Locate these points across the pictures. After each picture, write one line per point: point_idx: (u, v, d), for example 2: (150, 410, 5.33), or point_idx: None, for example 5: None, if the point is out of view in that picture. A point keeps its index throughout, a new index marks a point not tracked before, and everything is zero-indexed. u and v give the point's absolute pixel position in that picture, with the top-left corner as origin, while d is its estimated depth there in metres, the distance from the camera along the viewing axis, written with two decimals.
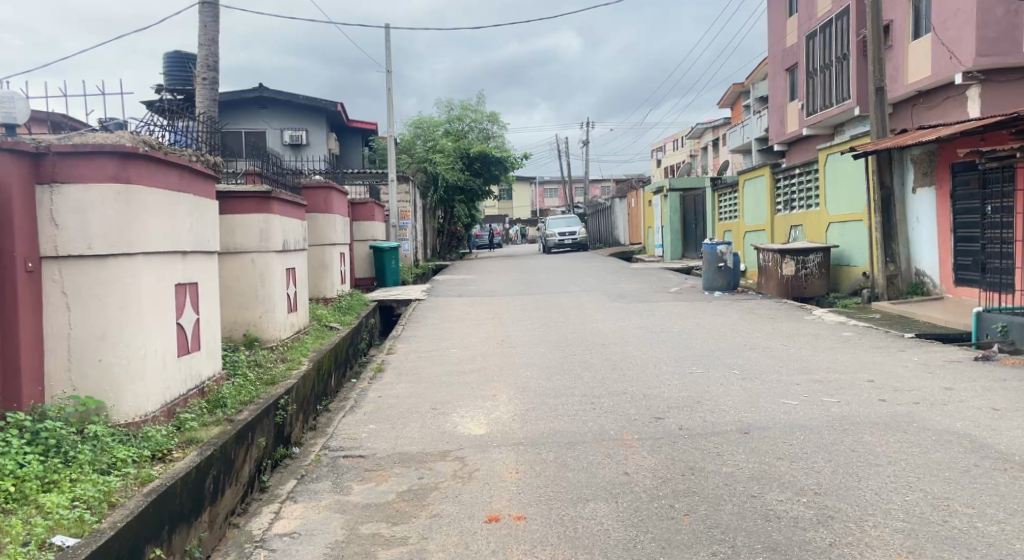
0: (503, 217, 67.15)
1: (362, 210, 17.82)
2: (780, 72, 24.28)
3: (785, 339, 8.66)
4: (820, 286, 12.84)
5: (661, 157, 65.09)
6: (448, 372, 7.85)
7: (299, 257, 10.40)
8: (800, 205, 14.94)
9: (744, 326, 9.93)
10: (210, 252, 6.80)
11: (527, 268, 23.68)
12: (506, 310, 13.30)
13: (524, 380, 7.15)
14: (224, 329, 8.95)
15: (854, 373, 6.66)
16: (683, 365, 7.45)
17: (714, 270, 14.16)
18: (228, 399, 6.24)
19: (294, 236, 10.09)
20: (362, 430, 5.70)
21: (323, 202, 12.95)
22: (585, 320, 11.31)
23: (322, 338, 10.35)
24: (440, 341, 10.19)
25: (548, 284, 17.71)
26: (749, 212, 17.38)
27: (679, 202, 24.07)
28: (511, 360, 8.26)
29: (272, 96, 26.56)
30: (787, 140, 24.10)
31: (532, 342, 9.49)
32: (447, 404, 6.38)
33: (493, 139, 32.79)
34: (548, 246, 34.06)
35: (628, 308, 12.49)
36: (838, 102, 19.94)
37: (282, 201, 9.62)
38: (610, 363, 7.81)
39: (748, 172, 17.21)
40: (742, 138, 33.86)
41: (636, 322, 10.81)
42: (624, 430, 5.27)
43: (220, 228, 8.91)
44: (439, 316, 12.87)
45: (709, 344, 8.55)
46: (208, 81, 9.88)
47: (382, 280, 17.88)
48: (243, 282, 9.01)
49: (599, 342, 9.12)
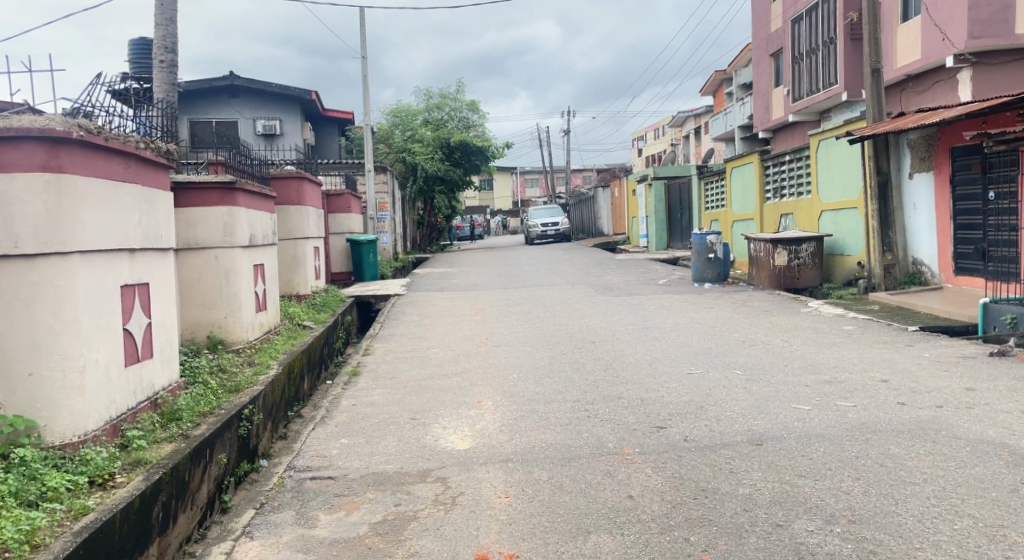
0: (485, 209, 66.58)
1: (338, 201, 17.13)
2: (765, 57, 23.84)
3: (786, 335, 8.19)
4: (813, 277, 12.41)
5: (643, 146, 64.71)
6: (428, 376, 7.29)
7: (269, 253, 9.79)
8: (790, 193, 14.49)
9: (740, 320, 9.46)
10: (163, 249, 6.20)
11: (510, 260, 23.14)
12: (489, 305, 12.76)
13: (511, 384, 6.63)
14: (186, 331, 8.35)
15: (866, 372, 6.19)
16: (680, 365, 6.96)
17: (703, 261, 13.70)
18: (185, 412, 5.70)
19: (262, 230, 9.50)
20: (332, 447, 5.14)
21: (295, 193, 12.34)
22: (572, 315, 10.80)
23: (294, 338, 9.78)
24: (420, 340, 9.61)
25: (531, 277, 17.19)
26: (737, 201, 16.95)
27: (664, 191, 23.61)
28: (496, 362, 7.72)
29: (245, 85, 25.89)
30: (772, 127, 23.70)
31: (518, 340, 8.96)
32: (427, 414, 5.84)
33: (473, 128, 32.20)
34: (531, 237, 33.52)
35: (617, 301, 12.00)
36: (825, 88, 19.53)
37: (249, 192, 9.02)
38: (602, 364, 7.30)
39: (735, 159, 16.76)
40: (725, 126, 33.46)
41: (626, 317, 10.31)
42: (624, 443, 4.76)
43: (180, 222, 8.29)
44: (419, 312, 12.29)
45: (706, 341, 8.07)
46: (167, 64, 9.27)
47: (360, 274, 17.28)
48: (205, 281, 8.40)
49: (589, 340, 8.61)
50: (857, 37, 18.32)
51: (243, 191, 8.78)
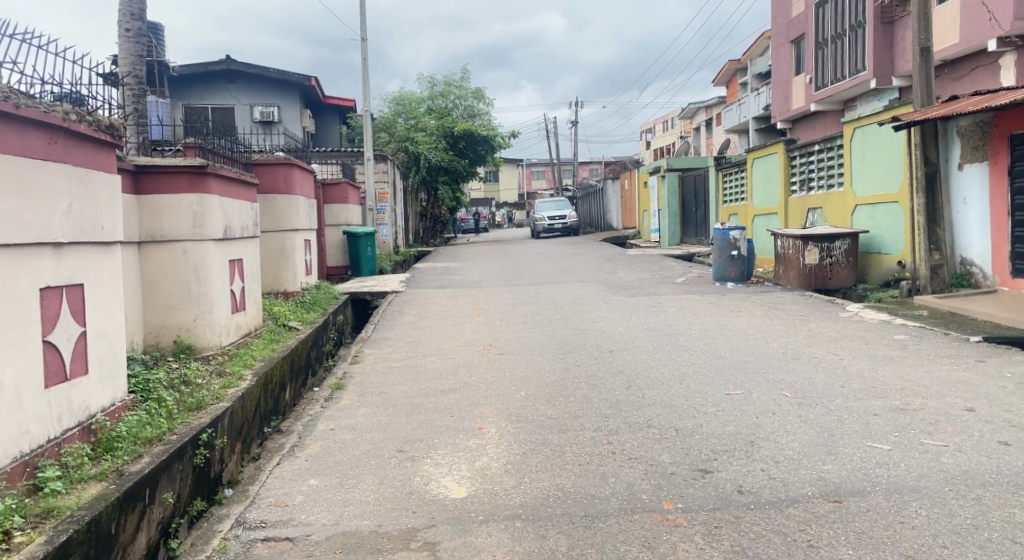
0: (490, 201, 65.54)
1: (335, 191, 16.16)
2: (784, 44, 22.77)
3: (832, 346, 7.18)
4: (847, 277, 11.39)
5: (652, 138, 63.61)
6: (423, 393, 6.29)
7: (248, 247, 8.78)
8: (819, 186, 13.44)
9: (775, 326, 8.45)
10: (106, 243, 5.22)
11: (516, 255, 22.12)
12: (493, 304, 11.76)
13: (518, 406, 5.66)
14: (150, 334, 7.39)
15: (943, 397, 5.16)
16: (715, 384, 5.96)
17: (725, 259, 12.66)
18: (124, 442, 4.75)
19: (241, 221, 8.51)
20: (296, 492, 4.15)
21: (284, 181, 11.28)
22: (584, 318, 9.81)
23: (275, 342, 8.79)
24: (417, 346, 8.59)
25: (539, 274, 16.18)
26: (758, 194, 15.90)
27: (678, 184, 22.58)
28: (502, 376, 6.74)
29: (242, 68, 24.89)
30: (792, 117, 22.62)
31: (526, 348, 7.96)
32: (418, 445, 4.86)
33: (479, 117, 31.32)
34: (538, 231, 32.48)
35: (633, 302, 11.00)
36: (851, 75, 18.46)
37: (224, 178, 8.01)
38: (623, 381, 6.32)
39: (758, 149, 15.70)
40: (740, 117, 32.41)
41: (645, 321, 9.33)
42: (662, 495, 3.77)
43: (143, 211, 7.31)
44: (418, 312, 11.27)
45: (741, 352, 7.09)
46: (133, 33, 8.24)
47: (357, 268, 16.30)
48: (171, 278, 7.42)
49: (607, 349, 7.62)
50: (887, 20, 17.25)
51: (216, 175, 7.78)
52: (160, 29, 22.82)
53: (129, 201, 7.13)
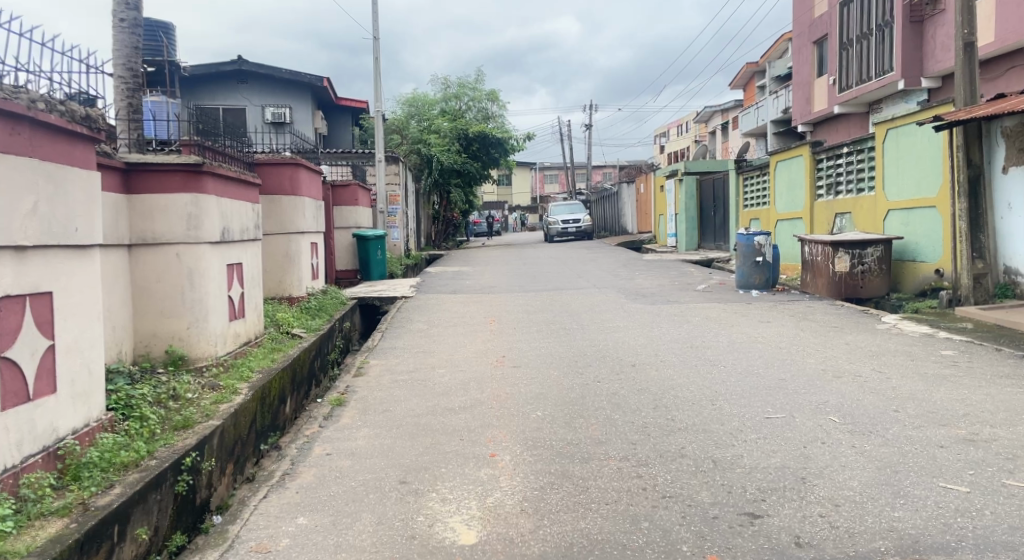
0: (503, 204, 65.07)
1: (344, 192, 15.64)
2: (807, 44, 22.17)
3: (874, 362, 6.60)
4: (880, 286, 10.83)
5: (666, 141, 63.00)
6: (430, 412, 5.77)
7: (248, 250, 8.28)
8: (848, 190, 12.85)
9: (809, 339, 7.87)
10: (81, 247, 4.71)
11: (529, 259, 21.61)
12: (506, 311, 11.23)
13: (536, 430, 5.14)
14: (140, 344, 6.89)
15: (1014, 426, 4.58)
16: (750, 405, 5.41)
17: (750, 265, 12.07)
18: (96, 470, 4.25)
19: (240, 222, 8.01)
20: (282, 534, 3.64)
21: (289, 181, 10.77)
22: (602, 328, 9.27)
23: (275, 351, 8.28)
24: (425, 357, 8.07)
25: (553, 279, 15.64)
26: (782, 197, 15.29)
27: (696, 187, 22.01)
28: (517, 393, 6.21)
29: (253, 69, 24.49)
30: (815, 119, 22.02)
31: (543, 361, 7.43)
32: (424, 475, 4.34)
33: (493, 119, 30.86)
34: (552, 234, 31.95)
35: (655, 311, 10.44)
36: (877, 76, 17.86)
37: (221, 177, 7.52)
38: (650, 400, 5.78)
39: (782, 151, 15.10)
40: (758, 120, 31.82)
41: (668, 331, 8.78)
42: (705, 548, 3.23)
43: (133, 212, 6.82)
44: (428, 319, 10.75)
45: (778, 368, 6.51)
46: (128, 23, 7.76)
47: (366, 272, 15.86)
48: (163, 284, 6.92)
49: (629, 364, 7.08)
50: (916, 19, 16.60)
51: (211, 174, 7.25)
52: (169, 28, 22.41)
53: (118, 201, 6.64)
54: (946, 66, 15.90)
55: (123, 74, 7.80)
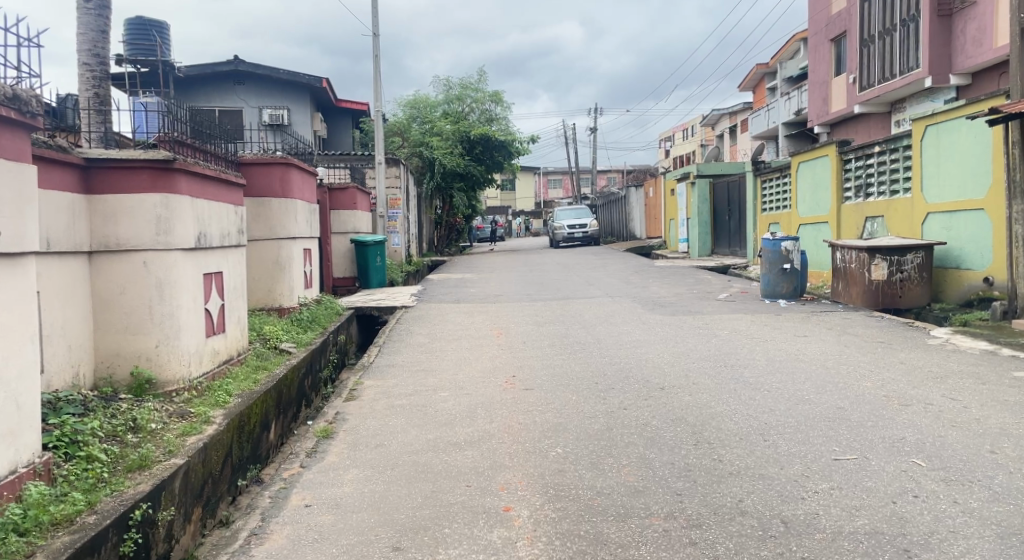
0: (506, 210, 64.29)
1: (343, 196, 14.79)
2: (824, 43, 21.39)
3: (940, 386, 5.76)
4: (920, 295, 9.99)
5: (671, 146, 62.23)
6: (431, 447, 4.94)
7: (229, 258, 7.46)
8: (879, 192, 12.03)
9: (858, 356, 7.04)
10: (6, 254, 3.88)
11: (535, 265, 20.77)
12: (514, 323, 10.38)
13: (556, 474, 4.31)
14: (101, 365, 6.06)
15: None
16: (810, 442, 4.57)
17: (776, 273, 11.23)
18: (14, 537, 3.44)
19: (220, 226, 7.19)
20: None
21: (279, 183, 9.95)
22: (621, 342, 8.44)
23: (259, 370, 7.45)
24: (426, 377, 7.22)
25: (562, 286, 14.81)
26: (805, 201, 14.47)
27: (709, 191, 21.18)
28: (532, 423, 5.37)
29: (250, 70, 23.72)
30: (832, 120, 21.23)
31: (559, 382, 6.61)
32: (424, 539, 3.51)
33: (497, 121, 30.12)
34: (557, 240, 31.20)
35: (677, 323, 9.59)
36: (902, 73, 17.06)
37: (198, 176, 6.70)
38: (688, 432, 4.95)
39: (805, 152, 14.28)
40: (770, 122, 31.08)
41: (696, 346, 7.94)
42: None
43: (95, 215, 6.00)
44: (429, 332, 9.91)
45: (830, 392, 5.68)
46: (92, 4, 6.94)
47: (365, 280, 15.11)
48: (128, 296, 6.09)
49: (657, 386, 6.25)
50: (944, 13, 15.81)
51: (185, 172, 6.43)
52: (164, 28, 21.67)
53: (75, 203, 5.82)
54: (977, 62, 15.09)
55: (88, 61, 7.00)
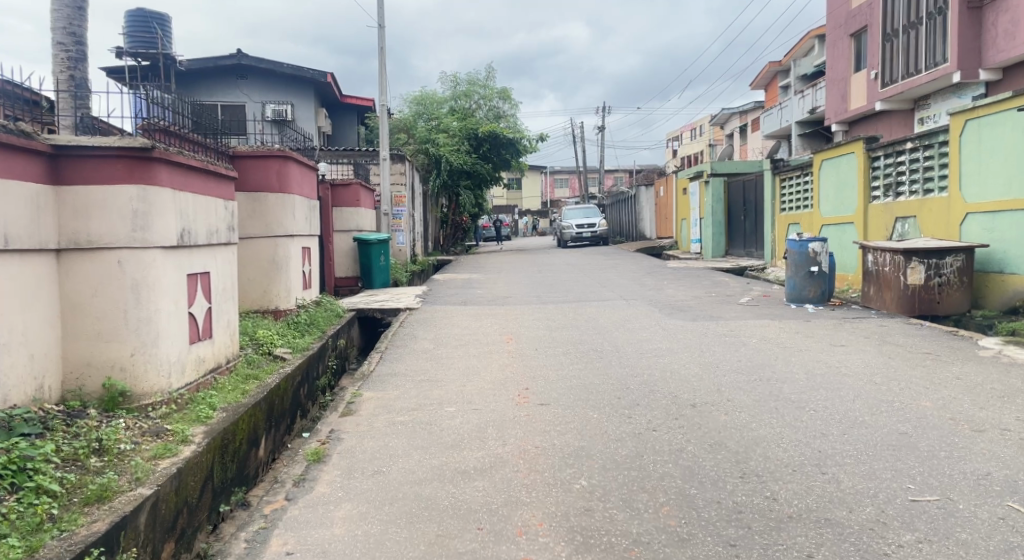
0: (512, 209, 63.66)
1: (345, 192, 14.20)
2: (843, 38, 20.73)
3: (1010, 407, 5.11)
4: (960, 301, 9.34)
5: (679, 145, 61.55)
6: (438, 476, 4.32)
7: (217, 257, 6.83)
8: (911, 191, 11.37)
9: (906, 370, 6.40)
10: None
11: (544, 266, 20.14)
12: (525, 328, 9.75)
13: (584, 515, 3.69)
14: (70, 377, 5.44)
15: None
16: (878, 478, 3.93)
17: (803, 276, 10.59)
18: None
19: (207, 222, 6.56)
20: None
21: (277, 177, 9.34)
22: (642, 351, 7.82)
23: (249, 379, 6.82)
24: (431, 390, 6.58)
25: (574, 289, 14.18)
26: (828, 200, 13.82)
27: (723, 190, 20.53)
28: (551, 448, 4.74)
29: (252, 63, 23.10)
30: (852, 117, 20.58)
31: (578, 397, 5.98)
32: None
33: (504, 118, 29.60)
34: (565, 240, 30.57)
35: (699, 330, 8.96)
36: (928, 68, 16.40)
37: (182, 167, 6.08)
38: (731, 462, 4.31)
39: (828, 149, 13.62)
40: (784, 121, 30.46)
41: (725, 357, 7.30)
42: None
43: (64, 209, 5.38)
44: (435, 337, 9.28)
45: (886, 414, 5.03)
46: None
47: (368, 280, 14.47)
48: (101, 298, 5.46)
49: (688, 404, 5.61)
50: (974, 5, 15.14)
51: (167, 162, 5.80)
52: (164, 19, 21.07)
53: (40, 195, 5.19)
54: (1009, 55, 14.43)
55: (63, 40, 6.37)
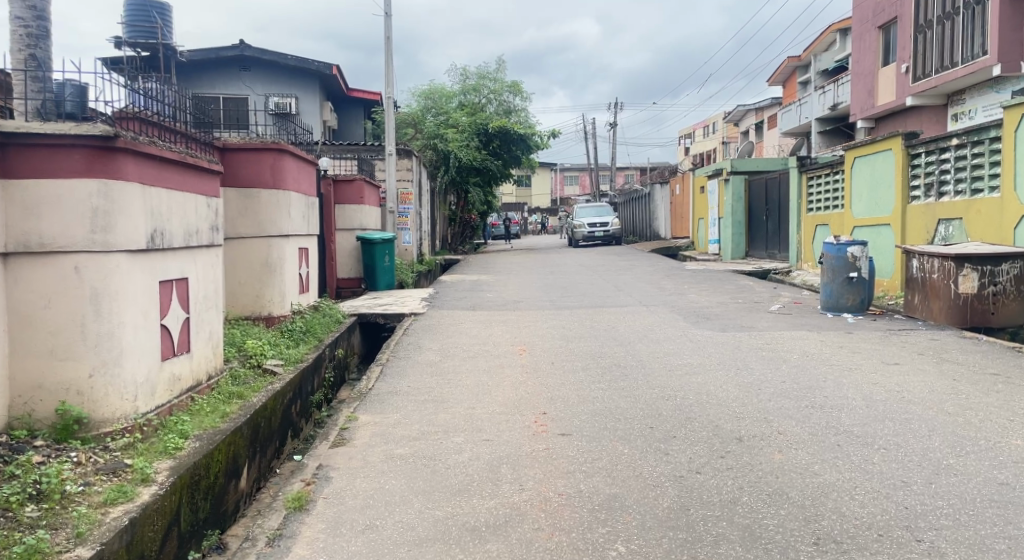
0: (522, 207, 62.88)
1: (349, 188, 13.48)
2: (870, 30, 19.88)
3: None
4: (1017, 312, 8.56)
5: (691, 143, 60.61)
6: (443, 535, 3.56)
7: (197, 261, 6.08)
8: (956, 191, 10.54)
9: (979, 395, 5.60)
10: None
11: (557, 267, 19.36)
12: (539, 337, 8.96)
13: None
14: (18, 401, 4.71)
15: None
16: (993, 552, 3.14)
17: (841, 283, 9.79)
18: None
19: (184, 222, 5.80)
20: None
21: (271, 172, 8.60)
22: (671, 367, 7.03)
23: (231, 398, 6.06)
24: (436, 413, 5.81)
25: (589, 292, 13.40)
26: (862, 200, 12.99)
27: (744, 189, 19.71)
28: (577, 496, 3.97)
29: (256, 55, 22.38)
30: (879, 113, 19.75)
31: (603, 426, 5.21)
32: None
33: (515, 113, 28.88)
34: (577, 239, 29.78)
35: (731, 342, 8.17)
36: (964, 61, 15.56)
37: (154, 158, 5.31)
38: (799, 522, 3.54)
39: (862, 146, 12.79)
40: (803, 118, 29.56)
41: (764, 376, 6.51)
42: None
43: (11, 206, 4.65)
44: (441, 347, 8.52)
45: (973, 456, 4.24)
46: None
47: (372, 281, 13.74)
48: (54, 310, 4.71)
49: (733, 438, 4.83)
50: None
51: (137, 154, 5.07)
52: (165, 10, 20.33)
53: None
54: None
55: (23, 14, 5.64)
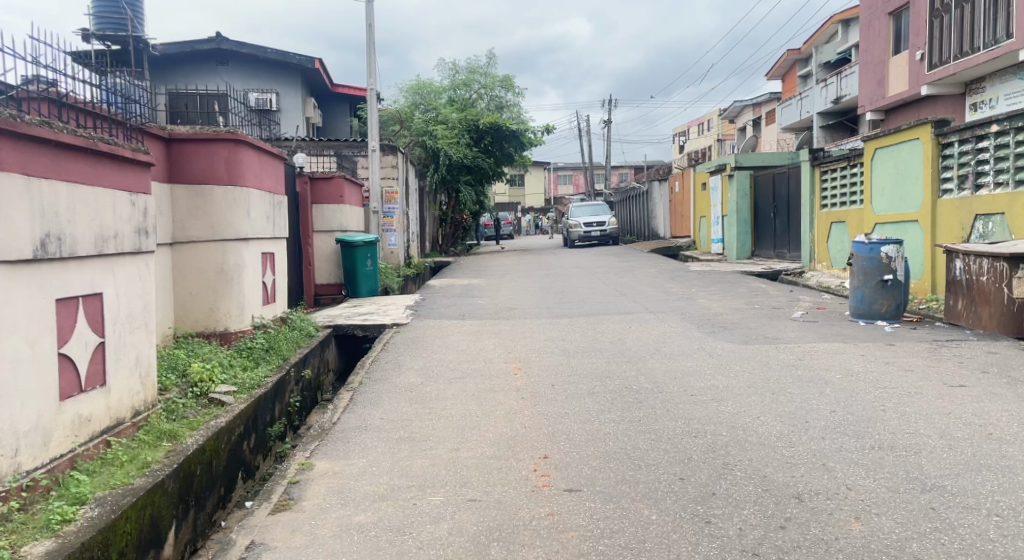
0: (515, 207, 61.72)
1: (326, 187, 12.29)
2: (879, 17, 18.88)
3: None
4: None
5: (686, 140, 59.56)
6: None
7: (116, 274, 4.92)
8: (995, 183, 9.49)
9: None
10: None
11: (553, 269, 18.24)
12: (537, 353, 7.84)
13: None
14: None
15: None
16: None
17: (874, 287, 8.71)
18: None
19: (95, 223, 4.66)
20: None
21: (225, 166, 7.45)
22: (694, 392, 5.93)
23: (161, 440, 4.91)
24: (412, 457, 4.70)
25: (590, 298, 12.27)
26: (885, 194, 11.91)
27: (750, 184, 18.63)
28: None
29: (233, 48, 21.22)
30: (890, 104, 18.77)
31: (622, 479, 4.10)
32: None
33: (507, 109, 27.84)
34: (573, 238, 28.69)
35: (759, 357, 7.07)
36: (986, 45, 14.54)
37: (46, 141, 4.17)
38: None
39: (885, 136, 11.71)
40: (805, 112, 28.54)
41: (808, 403, 5.41)
42: None
43: None
44: (424, 366, 7.39)
45: None
46: None
47: (353, 288, 12.60)
48: None
49: (791, 497, 3.73)
50: None
51: (19, 137, 3.95)
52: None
53: None
54: None
55: None
